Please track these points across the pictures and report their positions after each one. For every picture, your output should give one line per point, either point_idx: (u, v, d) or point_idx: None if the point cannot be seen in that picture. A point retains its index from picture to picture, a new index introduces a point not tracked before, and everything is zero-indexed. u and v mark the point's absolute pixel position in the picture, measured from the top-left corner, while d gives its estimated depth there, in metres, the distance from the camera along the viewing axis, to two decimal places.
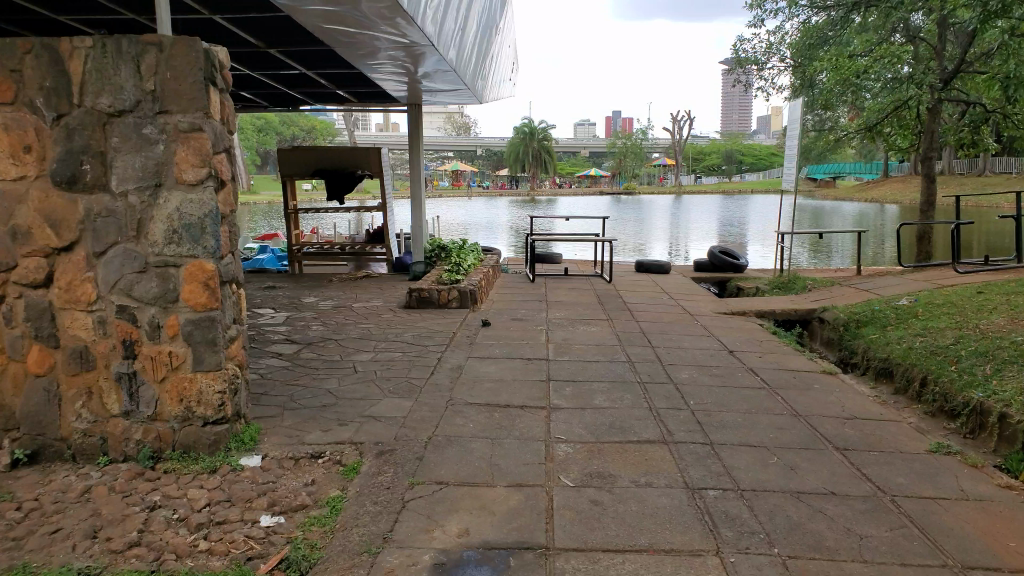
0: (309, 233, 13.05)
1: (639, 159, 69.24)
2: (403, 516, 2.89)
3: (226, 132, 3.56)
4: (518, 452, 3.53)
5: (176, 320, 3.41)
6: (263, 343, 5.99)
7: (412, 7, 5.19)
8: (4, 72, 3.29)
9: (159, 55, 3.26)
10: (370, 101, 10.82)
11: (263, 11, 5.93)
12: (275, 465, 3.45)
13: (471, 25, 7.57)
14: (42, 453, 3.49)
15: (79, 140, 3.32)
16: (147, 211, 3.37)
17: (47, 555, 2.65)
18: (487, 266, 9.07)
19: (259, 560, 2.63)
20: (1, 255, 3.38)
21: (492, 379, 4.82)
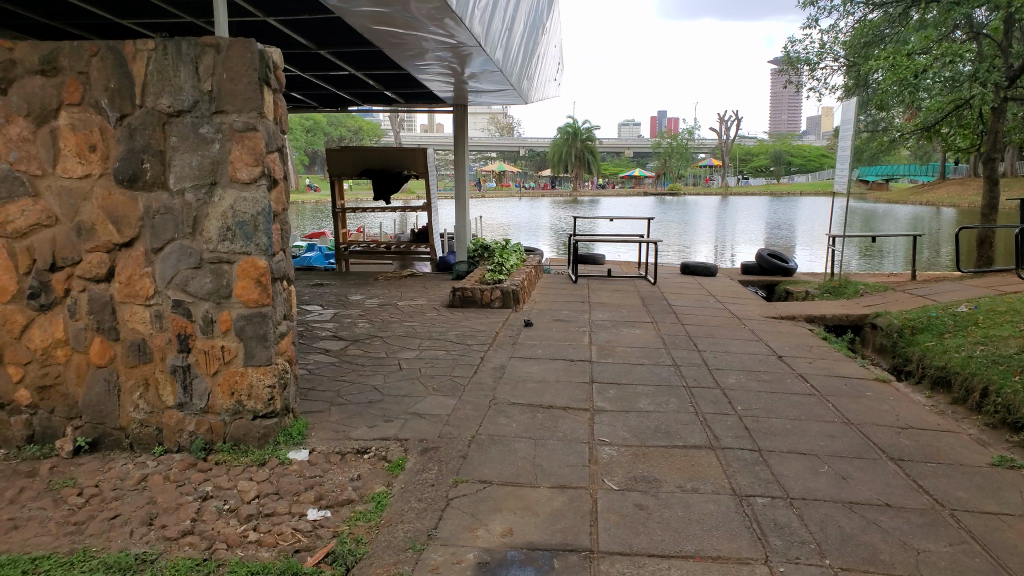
0: (355, 232, 13.21)
1: (684, 159, 68.51)
2: (447, 514, 2.92)
3: (279, 132, 3.63)
4: (562, 453, 3.53)
5: (229, 315, 3.49)
6: (311, 339, 6.10)
7: (460, 9, 5.21)
8: (71, 74, 3.40)
9: (217, 56, 3.35)
10: (417, 101, 10.91)
11: (315, 12, 6.03)
12: (322, 459, 3.51)
13: (518, 25, 7.58)
14: (102, 441, 3.62)
15: (140, 139, 3.42)
16: (203, 208, 3.45)
17: (106, 541, 2.75)
18: (530, 267, 9.08)
19: (306, 553, 2.68)
20: (67, 250, 3.50)
21: (536, 380, 4.82)
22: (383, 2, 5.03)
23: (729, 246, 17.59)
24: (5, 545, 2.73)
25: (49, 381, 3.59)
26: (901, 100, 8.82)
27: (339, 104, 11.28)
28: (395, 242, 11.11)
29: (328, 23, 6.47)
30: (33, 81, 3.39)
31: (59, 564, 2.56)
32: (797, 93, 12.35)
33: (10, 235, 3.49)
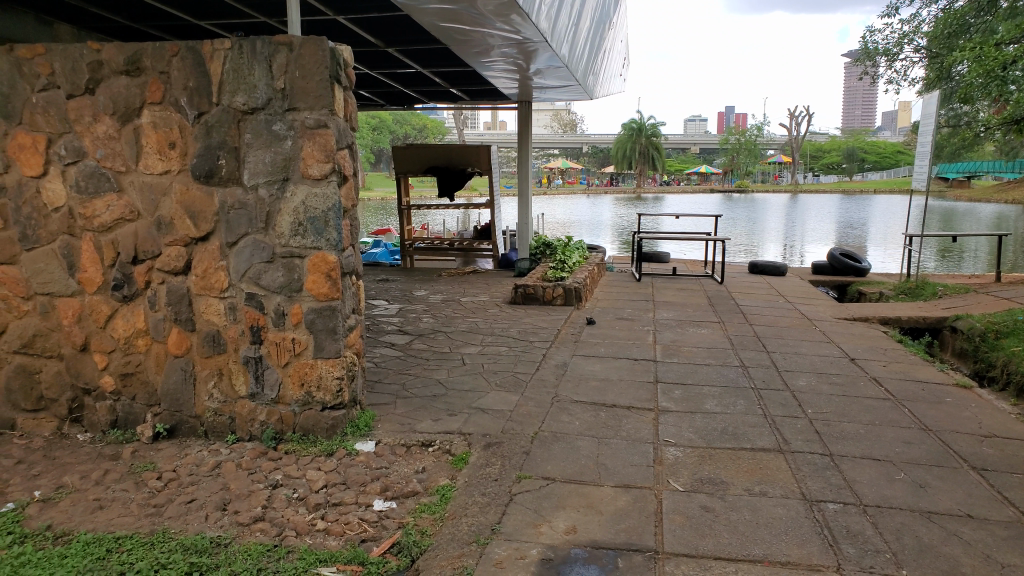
0: (419, 229, 13.38)
1: (753, 156, 67.05)
2: (511, 509, 2.93)
3: (349, 129, 3.69)
4: (626, 453, 3.50)
5: (300, 308, 3.57)
6: (377, 333, 6.19)
7: (527, 5, 5.21)
8: (154, 74, 3.52)
9: (290, 55, 3.43)
10: (482, 99, 10.97)
11: (384, 10, 6.11)
12: (388, 451, 3.57)
13: (585, 20, 7.54)
14: (179, 428, 3.77)
15: (217, 136, 3.53)
16: (275, 204, 3.54)
17: (183, 524, 2.85)
18: (594, 265, 9.02)
19: (373, 543, 2.73)
20: (148, 244, 3.64)
21: (599, 378, 4.79)
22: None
23: (799, 246, 17.13)
24: (91, 523, 2.87)
25: (131, 369, 3.75)
26: (987, 93, 8.42)
27: (405, 102, 11.42)
28: (459, 238, 11.20)
29: (397, 20, 6.56)
30: (118, 81, 3.54)
31: (140, 544, 2.67)
32: (874, 85, 11.94)
33: (96, 229, 3.66)
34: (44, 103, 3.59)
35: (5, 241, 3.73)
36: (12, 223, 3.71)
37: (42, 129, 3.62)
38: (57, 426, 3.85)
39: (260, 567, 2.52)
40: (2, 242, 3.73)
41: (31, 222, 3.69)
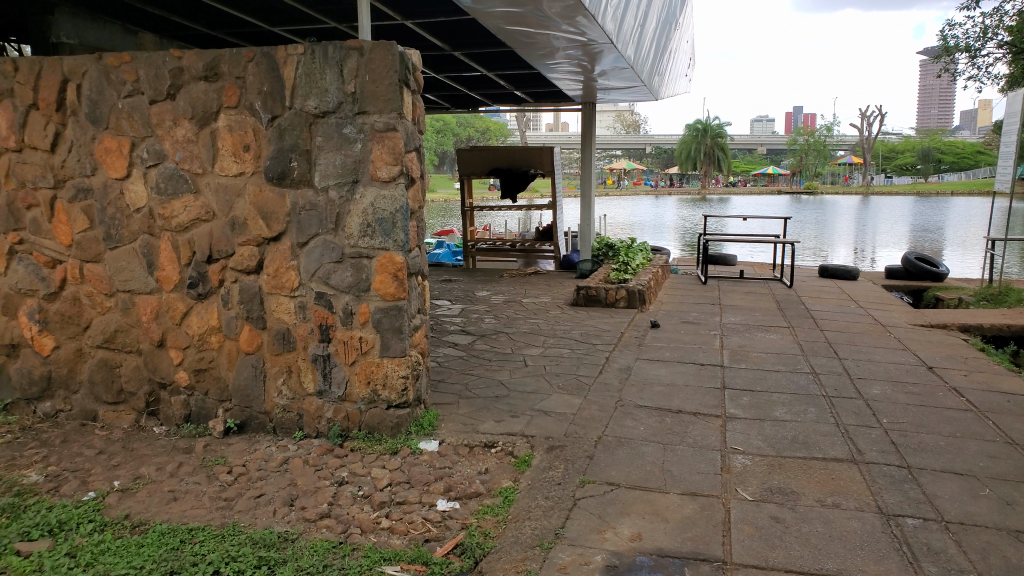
0: (481, 230, 13.46)
1: (822, 156, 65.29)
2: (575, 514, 2.90)
3: (417, 132, 3.73)
4: (692, 460, 3.43)
5: (367, 308, 3.62)
6: (440, 333, 6.24)
7: (593, 7, 5.18)
8: (230, 79, 3.63)
9: (360, 59, 3.48)
10: (545, 100, 10.95)
11: (451, 14, 6.15)
12: (451, 451, 3.58)
13: (651, 21, 7.45)
14: (249, 423, 3.86)
15: (289, 139, 3.61)
16: (345, 205, 3.60)
17: (252, 518, 2.92)
18: (657, 267, 8.91)
19: (436, 543, 2.74)
20: (222, 243, 3.74)
21: (664, 383, 4.72)
22: (517, 3, 5.07)
23: (870, 249, 16.60)
24: (166, 514, 2.96)
25: (205, 365, 3.87)
26: None
27: (470, 104, 11.50)
28: (521, 239, 11.20)
29: (463, 24, 6.60)
30: (197, 86, 3.65)
31: (212, 536, 2.75)
32: (953, 82, 11.46)
33: (174, 229, 3.79)
34: (128, 108, 3.74)
35: (91, 241, 3.89)
36: (97, 223, 3.87)
37: (126, 133, 3.76)
38: (135, 419, 4.00)
39: (326, 563, 2.56)
40: (88, 242, 3.90)
41: (114, 222, 3.84)
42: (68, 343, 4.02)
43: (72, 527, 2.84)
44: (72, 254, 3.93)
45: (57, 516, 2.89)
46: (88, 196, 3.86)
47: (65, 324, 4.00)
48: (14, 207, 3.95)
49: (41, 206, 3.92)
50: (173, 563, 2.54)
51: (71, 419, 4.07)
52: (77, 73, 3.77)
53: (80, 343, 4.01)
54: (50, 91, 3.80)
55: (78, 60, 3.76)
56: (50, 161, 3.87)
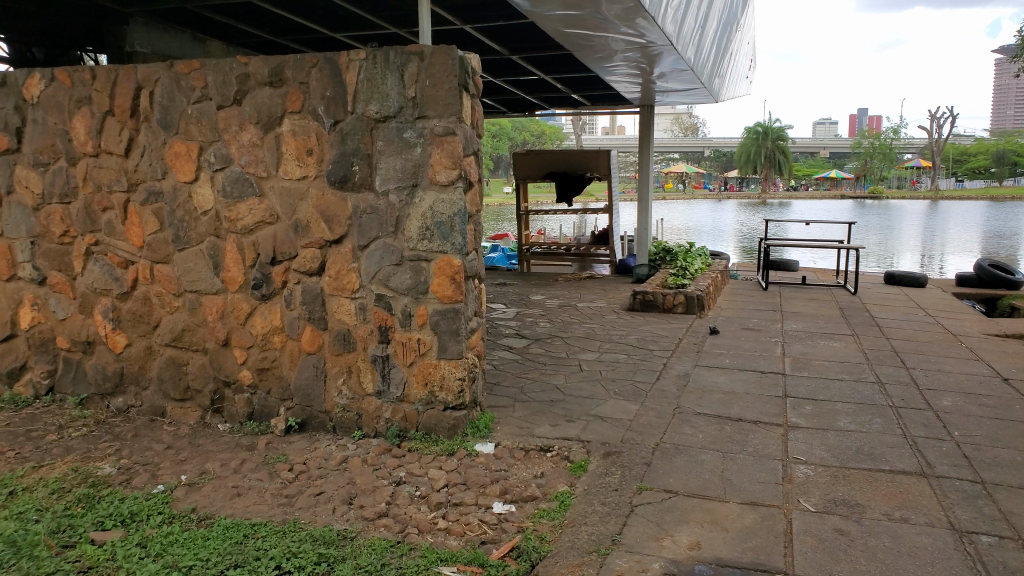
0: (535, 234, 13.46)
1: (887, 160, 62.85)
2: (632, 520, 2.88)
3: (475, 136, 3.75)
4: (753, 469, 3.36)
5: (425, 310, 3.66)
6: (496, 336, 6.26)
7: (652, 8, 5.13)
8: (294, 85, 3.71)
9: (420, 63, 3.52)
10: (602, 104, 10.90)
11: (509, 18, 6.18)
12: (507, 454, 3.59)
13: (712, 22, 7.35)
14: (309, 422, 3.94)
15: (351, 144, 3.67)
16: (404, 209, 3.64)
17: (312, 515, 2.98)
18: (716, 272, 8.77)
19: (492, 545, 2.75)
20: (285, 246, 3.83)
21: (723, 391, 4.63)
22: (576, 5, 5.06)
23: (939, 256, 16.03)
24: (230, 509, 3.04)
25: (268, 364, 3.96)
26: None
27: (526, 108, 11.52)
28: (576, 243, 11.15)
29: (522, 27, 6.61)
30: (263, 92, 3.75)
31: (274, 532, 2.81)
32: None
33: (239, 232, 3.89)
34: (197, 114, 3.86)
35: (161, 242, 4.03)
36: (167, 225, 4.00)
37: (195, 138, 3.88)
38: (201, 416, 4.12)
39: (383, 562, 2.59)
40: (158, 243, 4.03)
41: (183, 224, 3.97)
42: (139, 341, 4.17)
43: (142, 518, 2.94)
44: (143, 255, 4.08)
45: (129, 508, 3.00)
46: (158, 199, 4.00)
47: (136, 322, 4.15)
48: (90, 209, 4.13)
49: (115, 209, 4.08)
50: (237, 557, 2.60)
51: (142, 414, 4.22)
52: (150, 81, 3.92)
53: (149, 341, 4.15)
54: (125, 98, 3.95)
55: (150, 68, 3.90)
56: (124, 165, 4.03)
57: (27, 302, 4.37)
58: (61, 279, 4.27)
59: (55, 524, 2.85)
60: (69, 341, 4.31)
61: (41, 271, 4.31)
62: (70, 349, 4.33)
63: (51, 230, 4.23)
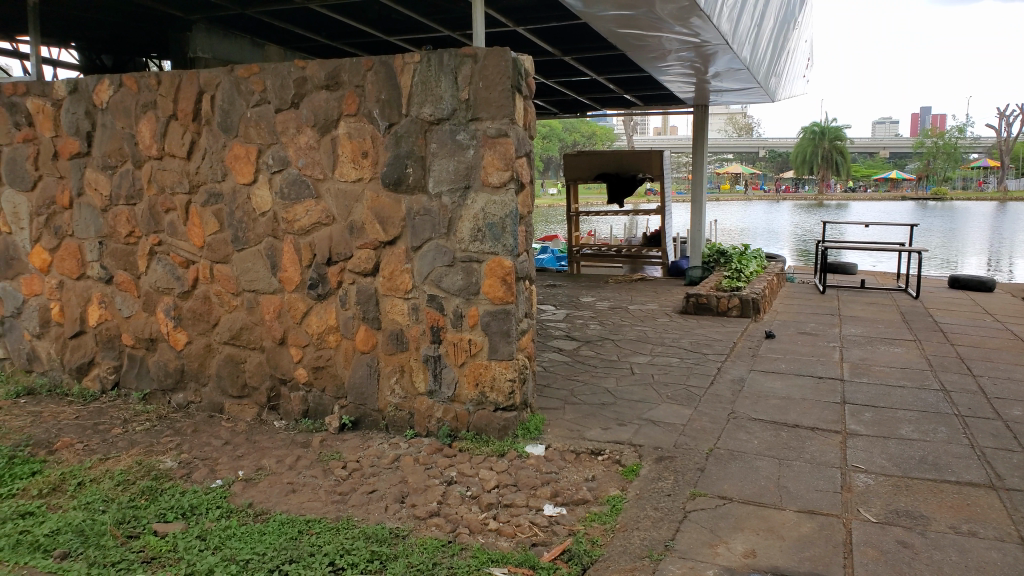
0: (586, 235, 13.41)
1: (954, 160, 60.91)
2: (685, 526, 2.84)
3: (528, 138, 3.75)
4: (810, 477, 3.29)
5: (476, 311, 3.67)
6: (546, 338, 6.26)
7: (708, 7, 5.06)
8: (350, 88, 3.77)
9: (474, 66, 3.54)
10: (655, 104, 10.80)
11: (562, 19, 6.16)
12: (558, 456, 3.58)
13: (769, 21, 7.22)
14: (363, 421, 3.99)
15: (405, 146, 3.70)
16: (457, 210, 3.66)
17: (365, 513, 3.02)
18: (772, 274, 8.60)
19: (543, 548, 2.74)
20: (340, 246, 3.89)
21: (779, 396, 4.53)
22: (629, 5, 5.02)
23: (1007, 260, 15.43)
24: (286, 505, 3.10)
25: (323, 362, 4.02)
26: None
27: (578, 110, 11.49)
28: (627, 245, 11.06)
29: (575, 27, 6.60)
30: (319, 95, 3.81)
31: (328, 528, 2.85)
32: None
33: (296, 232, 3.96)
34: (256, 117, 3.95)
35: (221, 242, 4.13)
36: (227, 226, 4.10)
37: (254, 141, 3.97)
38: (258, 412, 4.20)
39: (435, 561, 2.60)
40: (218, 243, 4.13)
41: (242, 225, 4.06)
42: (199, 339, 4.29)
43: (201, 511, 3.02)
44: (204, 255, 4.19)
45: (189, 501, 3.08)
46: (219, 200, 4.10)
47: (196, 320, 4.26)
48: (154, 211, 4.26)
49: (178, 210, 4.20)
50: (292, 552, 2.65)
51: (201, 410, 4.34)
52: (212, 85, 4.02)
53: (209, 339, 4.26)
54: (188, 103, 4.07)
55: (213, 73, 4.00)
56: (186, 168, 4.15)
57: (95, 300, 4.53)
58: (126, 278, 4.42)
59: (121, 514, 2.95)
60: (134, 337, 4.45)
61: (108, 270, 4.46)
62: (134, 346, 4.47)
63: (118, 231, 4.38)
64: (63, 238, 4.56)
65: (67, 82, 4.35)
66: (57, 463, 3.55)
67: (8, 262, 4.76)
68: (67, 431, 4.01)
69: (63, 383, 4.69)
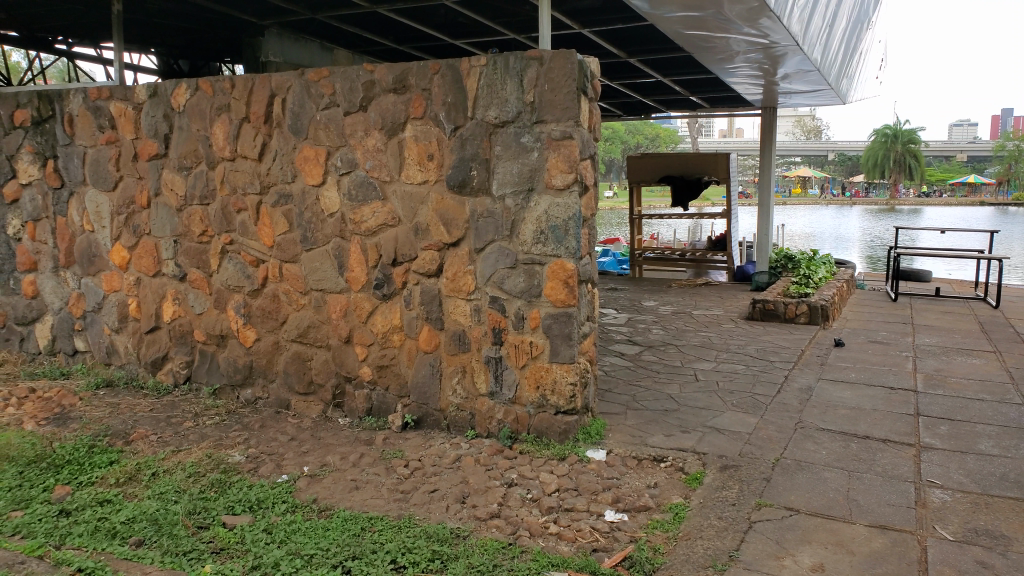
0: (648, 239, 13.27)
1: None
2: (749, 537, 2.77)
3: (592, 140, 3.73)
4: (883, 491, 3.17)
5: (538, 313, 3.67)
6: (607, 342, 6.21)
7: (778, 7, 4.94)
8: (417, 91, 3.81)
9: (540, 68, 3.54)
10: (721, 106, 10.63)
11: (629, 20, 6.11)
12: (619, 462, 3.55)
13: (841, 20, 7.02)
14: (424, 420, 4.03)
15: (470, 148, 3.72)
16: (520, 212, 3.66)
17: (426, 512, 3.04)
18: (842, 281, 8.37)
19: (604, 553, 2.72)
20: (405, 248, 3.94)
21: (849, 407, 4.40)
22: (697, 6, 4.95)
23: None
24: (349, 501, 3.15)
25: (386, 362, 4.07)
26: None
27: (642, 112, 11.39)
28: (691, 249, 10.90)
29: (640, 29, 6.55)
30: (387, 98, 3.87)
31: (390, 526, 2.89)
32: None
33: (363, 233, 4.03)
34: (326, 120, 4.03)
35: (290, 242, 4.23)
36: (296, 226, 4.20)
37: (323, 143, 4.06)
38: (323, 409, 4.29)
39: (495, 563, 2.61)
40: (287, 243, 4.24)
41: (311, 225, 4.15)
42: (267, 337, 4.40)
43: (268, 505, 3.09)
44: (273, 254, 4.29)
45: (256, 495, 3.16)
46: (288, 201, 4.20)
47: (265, 318, 4.38)
48: (227, 211, 4.39)
49: (249, 210, 4.32)
50: (355, 548, 2.69)
51: (268, 406, 4.45)
52: (283, 88, 4.13)
53: (277, 336, 4.37)
54: (260, 105, 4.18)
55: (284, 77, 4.11)
56: (258, 169, 4.26)
57: (169, 297, 4.69)
58: (199, 276, 4.56)
59: (192, 505, 3.04)
60: (205, 334, 4.60)
61: (182, 268, 4.62)
62: (205, 342, 4.61)
63: (191, 230, 4.53)
64: (140, 236, 4.74)
65: (148, 86, 4.52)
66: (132, 453, 3.70)
67: (90, 259, 4.97)
68: (143, 423, 4.16)
69: (138, 376, 4.88)
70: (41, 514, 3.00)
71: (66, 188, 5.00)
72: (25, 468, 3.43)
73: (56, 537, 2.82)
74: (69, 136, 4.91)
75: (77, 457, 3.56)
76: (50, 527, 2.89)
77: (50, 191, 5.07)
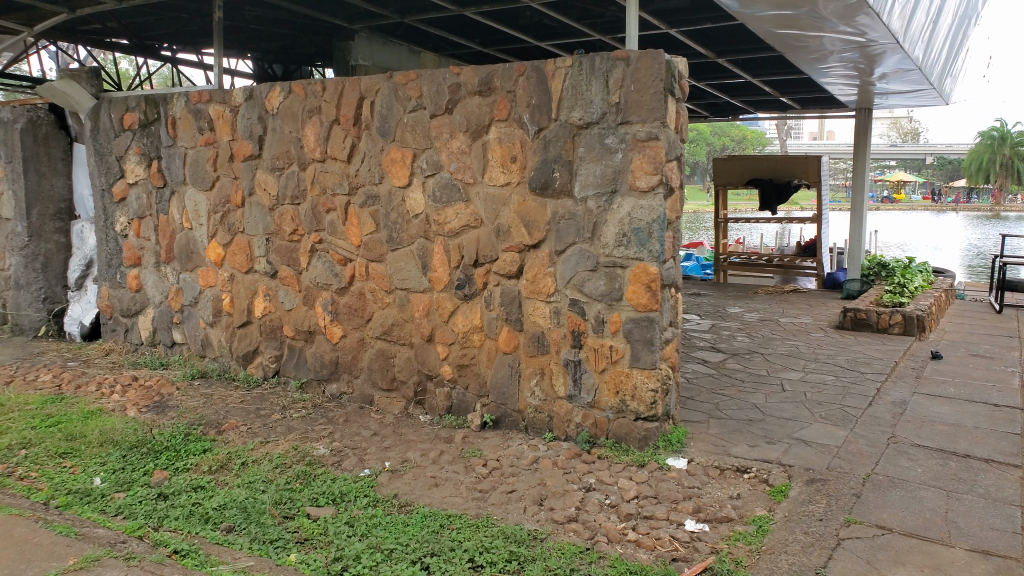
0: (734, 244, 12.95)
1: None
2: (838, 554, 2.67)
3: (678, 142, 3.67)
4: (985, 514, 2.99)
5: (618, 317, 3.63)
6: (690, 348, 6.10)
7: (877, 4, 4.75)
8: (502, 93, 3.83)
9: (626, 69, 3.50)
10: (813, 107, 10.30)
11: (718, 20, 5.97)
12: (701, 471, 3.47)
13: (946, 17, 6.68)
14: (503, 420, 4.04)
15: (553, 151, 3.72)
16: (602, 215, 3.63)
17: (504, 512, 3.06)
18: (940, 291, 7.97)
19: (684, 563, 2.67)
20: (487, 249, 3.96)
21: (947, 423, 4.17)
22: (791, 5, 4.81)
23: None
24: (429, 498, 3.19)
25: (467, 361, 4.11)
26: None
27: (729, 113, 11.17)
28: (778, 254, 10.57)
29: (730, 29, 6.41)
30: (472, 101, 3.91)
31: (468, 525, 2.91)
32: None
33: (447, 234, 4.08)
34: (413, 122, 4.11)
35: (376, 242, 4.32)
36: (382, 226, 4.29)
37: (409, 145, 4.13)
38: (405, 406, 4.36)
39: (572, 567, 2.59)
40: (373, 243, 4.33)
41: (396, 226, 4.23)
42: (353, 333, 4.50)
43: (350, 498, 3.16)
44: (360, 253, 4.40)
45: (340, 488, 3.24)
46: (375, 201, 4.30)
47: (351, 316, 4.49)
48: (316, 210, 4.53)
49: (338, 210, 4.44)
50: (434, 545, 2.72)
51: (352, 401, 4.56)
52: (372, 91, 4.23)
53: (362, 334, 4.47)
54: (350, 108, 4.29)
55: (373, 79, 4.20)
56: (346, 170, 4.38)
57: (261, 293, 4.87)
58: (289, 273, 4.72)
59: (279, 495, 3.15)
60: (294, 329, 4.75)
61: (273, 265, 4.78)
62: (294, 337, 4.77)
63: (282, 229, 4.69)
64: (234, 235, 4.94)
65: (244, 89, 4.71)
66: (224, 443, 3.85)
67: (188, 255, 5.21)
68: (234, 414, 4.33)
69: (230, 368, 5.08)
70: (141, 497, 3.16)
71: (168, 187, 5.25)
72: (127, 452, 3.62)
73: (154, 519, 2.97)
74: (172, 138, 5.16)
75: (174, 444, 3.74)
76: (149, 509, 3.04)
77: (153, 190, 5.34)
